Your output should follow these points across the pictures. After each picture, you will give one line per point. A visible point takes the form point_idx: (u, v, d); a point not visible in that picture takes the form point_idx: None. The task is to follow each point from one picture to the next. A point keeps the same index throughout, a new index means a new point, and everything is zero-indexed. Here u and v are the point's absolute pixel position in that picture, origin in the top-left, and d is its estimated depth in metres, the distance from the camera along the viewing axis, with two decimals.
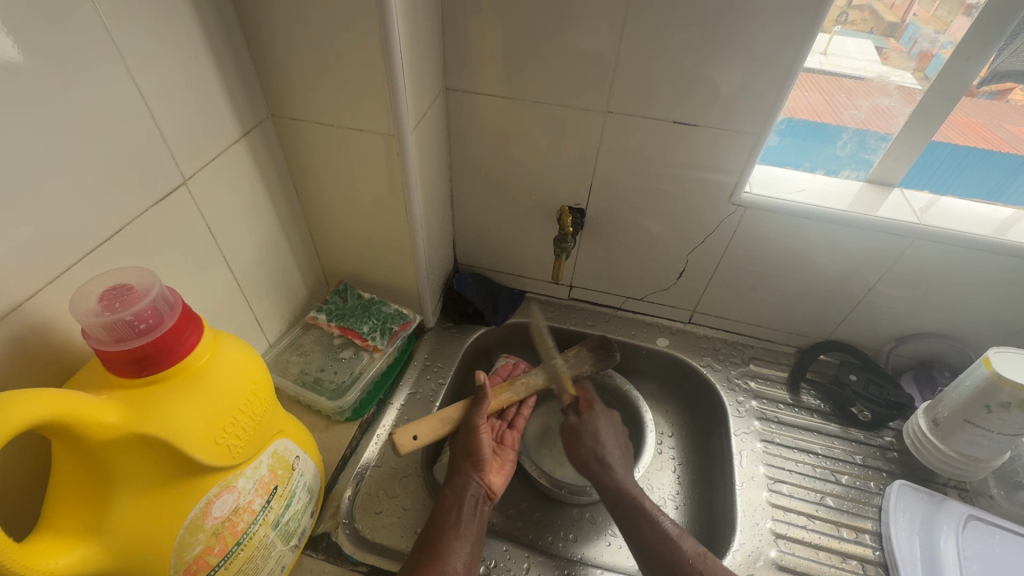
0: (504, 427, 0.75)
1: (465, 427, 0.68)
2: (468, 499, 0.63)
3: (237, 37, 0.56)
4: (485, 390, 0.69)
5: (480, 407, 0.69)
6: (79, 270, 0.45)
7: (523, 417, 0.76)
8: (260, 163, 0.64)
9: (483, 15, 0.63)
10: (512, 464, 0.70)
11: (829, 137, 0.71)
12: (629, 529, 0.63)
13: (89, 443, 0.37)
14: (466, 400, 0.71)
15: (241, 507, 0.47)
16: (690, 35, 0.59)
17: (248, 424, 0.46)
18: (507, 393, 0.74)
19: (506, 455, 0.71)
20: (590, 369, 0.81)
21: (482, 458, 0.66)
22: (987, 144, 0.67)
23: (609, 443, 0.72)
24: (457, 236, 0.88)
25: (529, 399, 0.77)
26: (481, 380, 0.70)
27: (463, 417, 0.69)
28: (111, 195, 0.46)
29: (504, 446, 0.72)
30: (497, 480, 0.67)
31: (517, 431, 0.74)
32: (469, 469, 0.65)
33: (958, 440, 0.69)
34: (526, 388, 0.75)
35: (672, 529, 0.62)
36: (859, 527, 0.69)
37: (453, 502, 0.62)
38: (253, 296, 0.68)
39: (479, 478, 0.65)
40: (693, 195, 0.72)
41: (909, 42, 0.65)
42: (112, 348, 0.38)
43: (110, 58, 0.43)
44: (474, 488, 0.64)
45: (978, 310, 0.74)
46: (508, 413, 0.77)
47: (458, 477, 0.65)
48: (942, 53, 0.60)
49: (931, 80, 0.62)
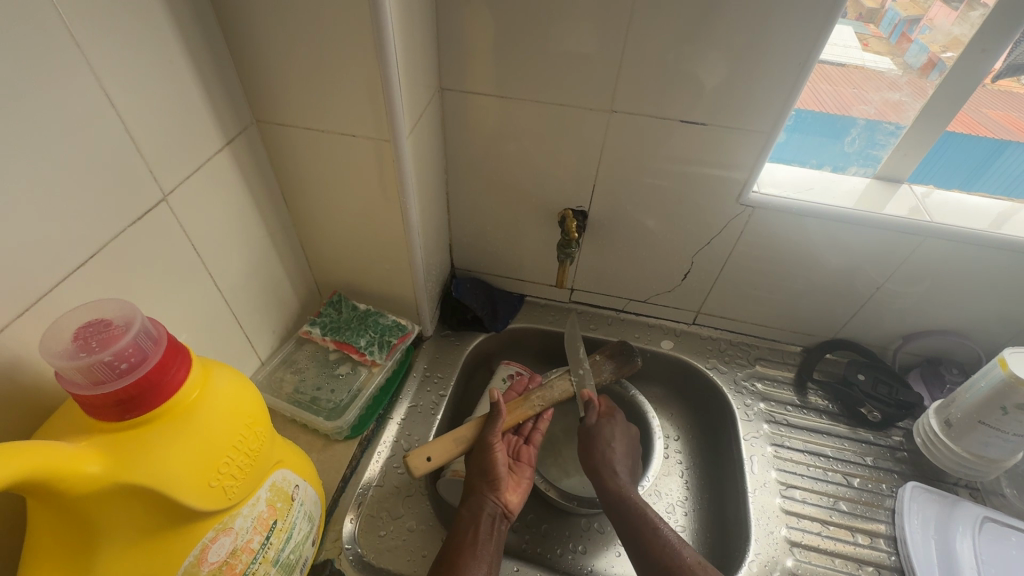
0: (521, 442, 0.73)
1: (480, 445, 0.65)
2: (485, 519, 0.61)
3: (216, 38, 0.52)
4: (499, 407, 0.67)
5: (494, 424, 0.66)
6: (48, 300, 0.41)
7: (539, 431, 0.74)
8: (245, 172, 0.60)
9: (480, 10, 0.59)
10: (529, 481, 0.68)
11: (837, 132, 0.69)
12: (633, 542, 0.61)
13: (69, 497, 0.33)
14: (478, 418, 0.68)
15: (239, 548, 0.44)
16: (700, 30, 0.56)
17: (244, 461, 0.43)
18: (523, 408, 0.71)
19: (522, 471, 0.69)
20: (609, 377, 0.76)
21: (498, 477, 0.64)
22: (966, 128, 0.65)
23: (620, 451, 0.71)
24: (454, 241, 0.85)
25: (546, 412, 0.74)
26: (494, 398, 0.68)
27: (477, 435, 0.67)
28: (84, 216, 0.42)
29: (520, 462, 0.70)
30: (513, 498, 0.66)
31: (534, 446, 0.72)
32: (485, 489, 0.63)
33: (971, 441, 0.68)
34: (542, 401, 0.72)
35: (674, 538, 0.60)
36: (873, 531, 0.69)
37: (469, 523, 0.60)
38: (243, 314, 0.64)
39: (495, 497, 0.63)
40: (700, 195, 0.70)
41: (887, 27, 0.63)
42: (91, 392, 0.35)
43: (78, 66, 0.39)
44: (491, 507, 0.62)
45: (988, 306, 0.72)
46: (524, 427, 0.74)
47: (473, 497, 0.63)
48: (920, 38, 0.62)
49: (913, 69, 0.63)
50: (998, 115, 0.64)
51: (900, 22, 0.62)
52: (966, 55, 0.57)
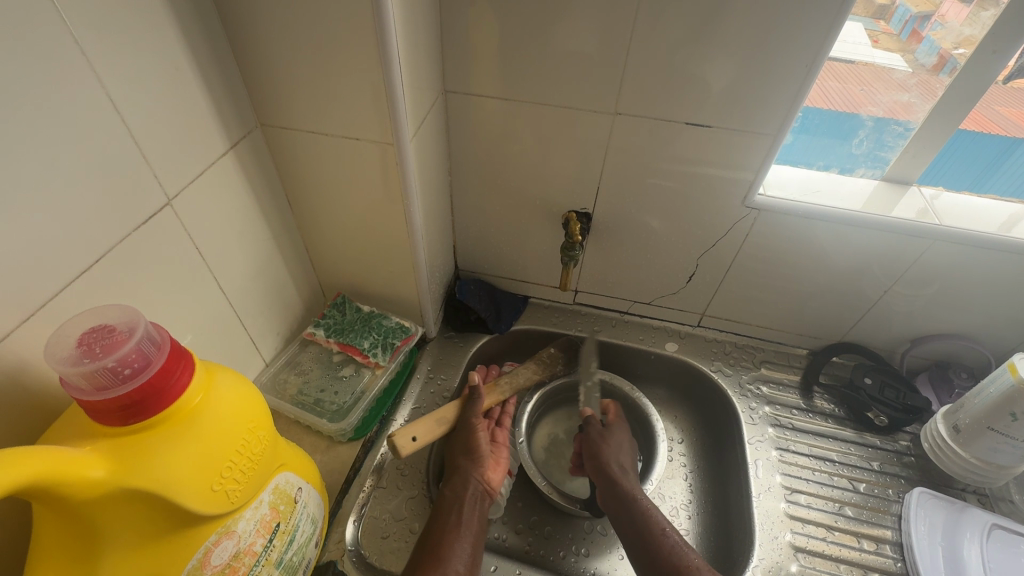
0: (493, 425, 0.75)
1: (461, 426, 0.68)
2: (469, 496, 0.62)
3: (219, 41, 0.52)
4: (478, 390, 0.70)
5: (474, 404, 0.69)
6: (52, 308, 0.42)
7: (508, 415, 0.77)
8: (249, 175, 0.60)
9: (484, 13, 0.59)
10: (506, 460, 0.70)
11: (845, 135, 0.68)
12: (636, 536, 0.62)
13: (72, 502, 0.34)
14: (459, 399, 0.70)
15: (241, 551, 0.45)
16: (703, 30, 0.55)
17: (246, 466, 0.43)
18: (495, 393, 0.74)
19: (501, 452, 0.71)
20: (562, 372, 0.83)
21: (481, 455, 0.66)
22: (977, 126, 0.63)
23: (627, 450, 0.74)
24: (458, 243, 0.85)
25: (513, 399, 0.77)
26: (474, 381, 0.72)
27: (459, 416, 0.69)
28: (89, 222, 0.43)
29: (499, 444, 0.72)
30: (494, 477, 0.67)
31: (506, 429, 0.75)
32: (468, 467, 0.65)
33: (979, 447, 0.68)
34: (510, 386, 0.76)
35: (679, 540, 0.61)
36: (879, 537, 0.68)
37: (453, 501, 0.61)
38: (247, 317, 0.64)
39: (478, 475, 0.65)
40: (707, 196, 0.69)
41: (897, 23, 0.62)
42: (94, 398, 0.35)
43: (84, 75, 0.40)
44: (474, 485, 0.63)
45: (998, 310, 0.71)
46: (494, 412, 0.77)
47: (458, 477, 0.64)
48: (932, 35, 0.61)
49: (920, 63, 0.62)
50: (1012, 113, 0.63)
51: (911, 19, 0.62)
52: (976, 57, 0.56)
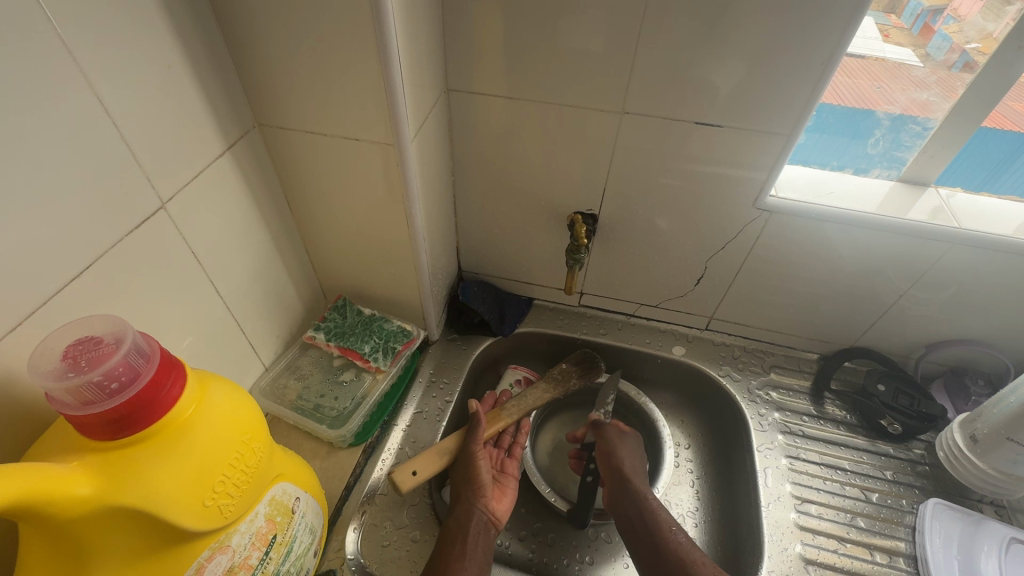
0: (503, 455, 0.73)
1: (461, 456, 0.66)
2: (473, 526, 0.60)
3: (215, 39, 0.51)
4: (478, 417, 0.68)
5: (475, 434, 0.67)
6: (41, 315, 0.40)
7: (518, 443, 0.75)
8: (247, 176, 0.58)
9: (487, 9, 0.57)
10: (514, 490, 0.68)
11: (860, 134, 0.65)
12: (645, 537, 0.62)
13: (58, 520, 0.33)
14: (460, 430, 0.69)
15: (236, 565, 0.43)
16: (716, 27, 0.53)
17: (240, 479, 0.42)
18: (501, 419, 0.73)
19: (509, 483, 0.69)
20: (576, 386, 0.80)
21: (482, 484, 0.64)
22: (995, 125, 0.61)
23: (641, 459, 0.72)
24: (462, 244, 0.84)
25: (525, 419, 0.77)
26: (475, 407, 0.69)
27: (460, 446, 0.67)
28: (79, 228, 0.42)
29: (505, 473, 0.70)
30: (500, 507, 0.65)
31: (516, 459, 0.73)
32: (471, 497, 0.63)
33: (998, 458, 0.66)
34: (518, 410, 0.74)
35: (684, 539, 0.61)
36: (892, 550, 0.67)
37: (456, 533, 0.59)
38: (246, 321, 0.63)
39: (482, 505, 0.62)
40: (716, 197, 0.67)
41: (909, 17, 0.60)
42: (81, 413, 0.34)
43: (72, 76, 0.38)
44: (478, 516, 0.61)
45: (1017, 317, 0.69)
46: (504, 440, 0.75)
47: (460, 507, 0.62)
48: (945, 29, 0.59)
49: (933, 58, 0.60)
50: None
51: (923, 13, 0.59)
52: (1000, 53, 0.54)
